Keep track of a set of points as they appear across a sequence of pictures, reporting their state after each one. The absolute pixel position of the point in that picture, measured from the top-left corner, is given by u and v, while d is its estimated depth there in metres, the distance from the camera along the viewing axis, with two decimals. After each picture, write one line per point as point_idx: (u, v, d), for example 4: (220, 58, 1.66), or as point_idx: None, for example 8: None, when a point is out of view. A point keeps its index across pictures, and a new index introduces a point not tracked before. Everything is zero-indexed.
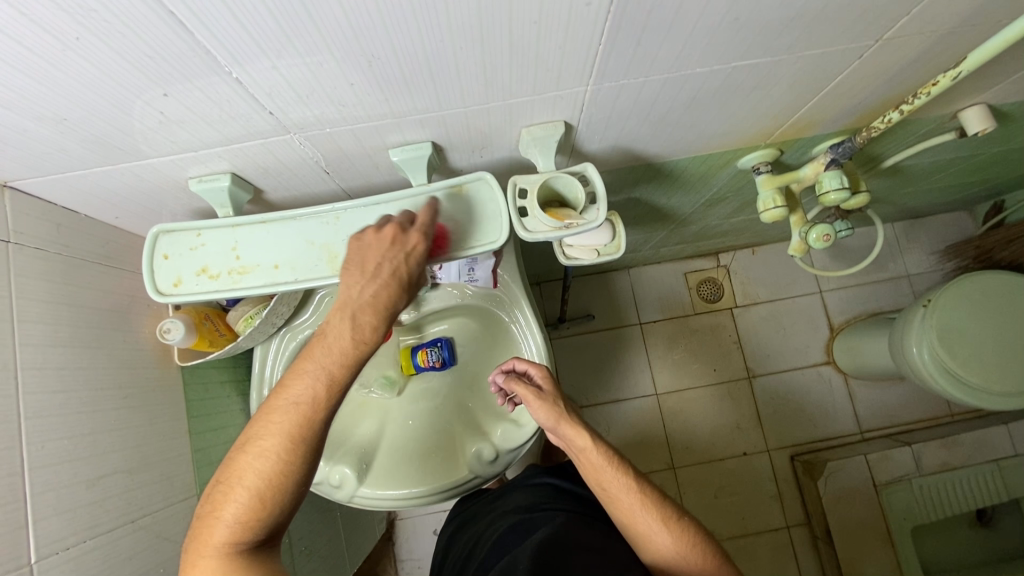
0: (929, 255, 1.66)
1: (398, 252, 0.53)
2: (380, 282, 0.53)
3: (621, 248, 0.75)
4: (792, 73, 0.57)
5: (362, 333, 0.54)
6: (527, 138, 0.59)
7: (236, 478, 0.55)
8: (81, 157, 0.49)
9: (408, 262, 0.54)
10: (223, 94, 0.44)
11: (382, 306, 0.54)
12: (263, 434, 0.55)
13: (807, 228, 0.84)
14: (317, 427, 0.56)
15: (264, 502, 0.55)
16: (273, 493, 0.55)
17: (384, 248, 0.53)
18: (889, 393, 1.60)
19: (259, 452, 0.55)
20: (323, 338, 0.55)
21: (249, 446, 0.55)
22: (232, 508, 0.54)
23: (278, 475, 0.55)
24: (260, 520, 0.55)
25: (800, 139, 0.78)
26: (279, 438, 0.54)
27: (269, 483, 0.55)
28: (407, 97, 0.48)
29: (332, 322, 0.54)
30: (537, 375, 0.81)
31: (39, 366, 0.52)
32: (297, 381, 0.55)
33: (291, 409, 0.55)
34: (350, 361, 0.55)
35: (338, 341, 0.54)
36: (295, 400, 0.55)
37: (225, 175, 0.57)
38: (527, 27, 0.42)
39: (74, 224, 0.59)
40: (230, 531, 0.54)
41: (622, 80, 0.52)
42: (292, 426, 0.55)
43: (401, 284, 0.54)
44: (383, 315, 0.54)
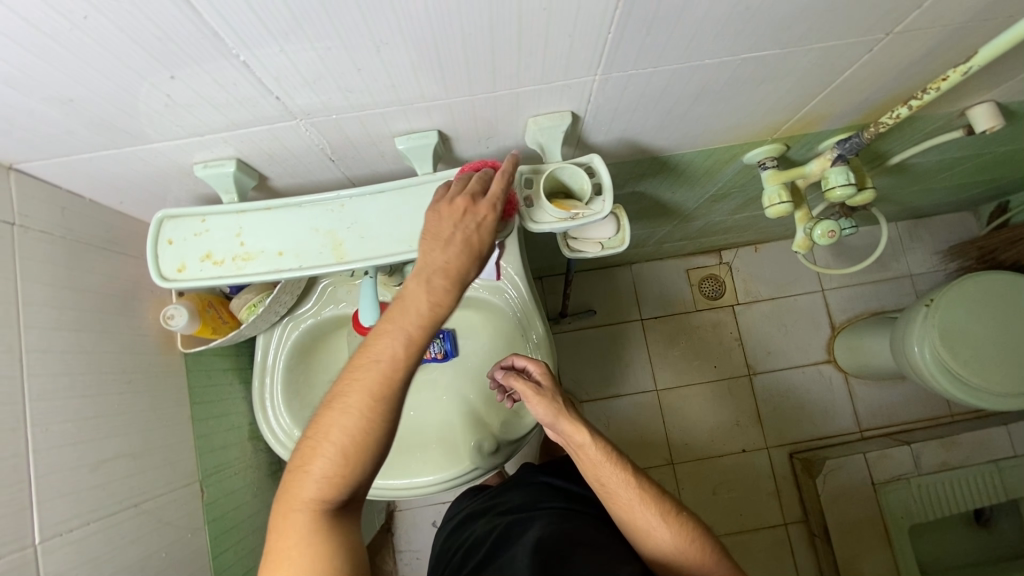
0: (932, 255, 1.66)
1: (471, 217, 0.52)
2: (457, 246, 0.52)
3: (626, 242, 0.75)
4: (802, 67, 0.57)
5: (443, 296, 0.53)
6: (534, 128, 0.59)
7: (322, 436, 0.54)
8: (87, 139, 0.49)
9: (484, 226, 0.53)
10: (230, 77, 0.43)
11: (459, 271, 0.53)
12: (347, 396, 0.54)
13: (812, 224, 0.83)
14: (400, 391, 0.55)
15: (349, 466, 0.54)
16: (356, 456, 0.54)
17: (456, 218, 0.52)
18: (889, 393, 1.60)
19: (344, 416, 0.54)
20: (405, 299, 0.53)
21: (335, 407, 0.54)
22: (320, 466, 0.53)
23: (362, 438, 0.54)
24: (346, 482, 0.54)
25: (807, 134, 0.77)
26: (362, 399, 0.54)
27: (357, 445, 0.54)
28: (415, 85, 0.48)
29: (413, 285, 0.53)
30: (535, 371, 0.80)
31: (44, 349, 0.52)
32: (382, 343, 0.54)
33: (372, 372, 0.54)
34: (429, 324, 0.54)
35: (421, 304, 0.53)
36: (381, 362, 0.54)
37: (230, 161, 0.57)
38: (538, 14, 0.42)
39: (78, 208, 0.59)
40: (319, 487, 0.53)
41: (631, 70, 0.52)
42: (373, 389, 0.54)
43: (477, 247, 0.53)
44: (461, 276, 0.53)
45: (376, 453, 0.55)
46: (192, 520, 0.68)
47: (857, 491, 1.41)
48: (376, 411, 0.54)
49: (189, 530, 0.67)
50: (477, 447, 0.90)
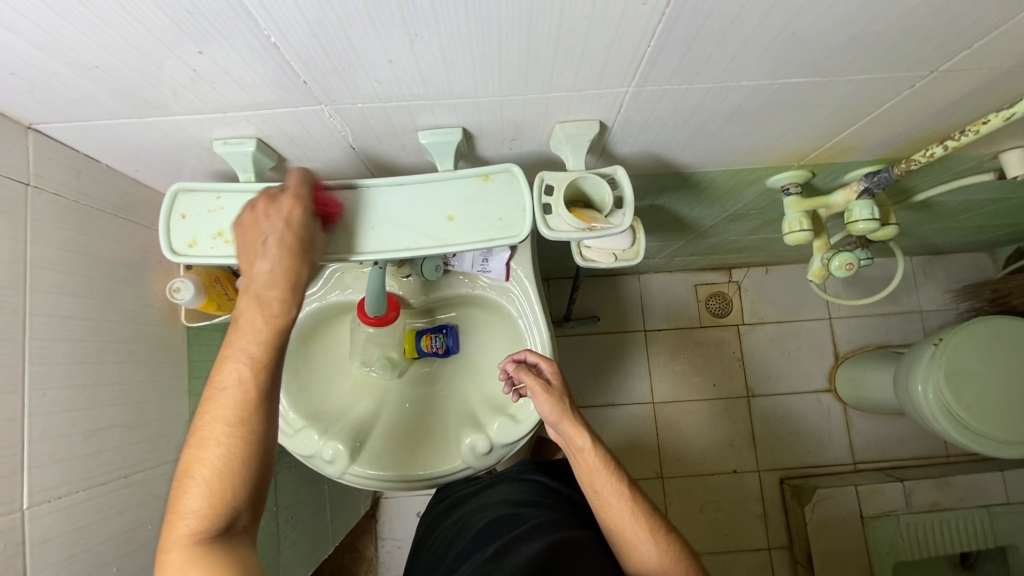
0: (943, 293, 1.65)
1: (278, 216, 0.53)
2: (274, 248, 0.53)
3: (639, 255, 0.75)
4: (840, 97, 0.55)
5: (278, 307, 0.54)
6: (559, 134, 0.57)
7: (190, 472, 0.52)
8: (108, 107, 0.48)
9: (294, 216, 0.53)
10: (257, 57, 0.42)
11: (281, 275, 0.53)
12: (201, 430, 0.52)
13: (830, 255, 0.82)
14: (262, 408, 0.54)
15: (222, 494, 0.51)
16: (223, 484, 0.51)
17: (267, 217, 0.53)
18: (887, 428, 1.59)
19: (207, 446, 0.51)
20: (241, 319, 0.54)
21: (197, 444, 0.52)
22: (191, 501, 0.51)
23: (226, 465, 0.52)
24: (222, 507, 0.51)
25: (834, 164, 0.76)
26: (218, 429, 0.52)
27: (229, 469, 0.52)
28: (445, 80, 0.47)
29: (247, 303, 0.53)
30: (547, 370, 0.80)
31: (47, 313, 0.51)
32: (228, 367, 0.53)
33: (223, 401, 0.52)
34: (274, 337, 0.54)
35: (261, 320, 0.54)
36: (229, 387, 0.53)
37: (251, 140, 0.56)
38: (578, 21, 0.40)
39: (94, 172, 0.59)
40: (194, 520, 0.50)
41: (667, 84, 0.50)
42: (228, 412, 0.52)
43: (292, 241, 0.53)
44: (292, 283, 0.54)
45: (249, 476, 0.53)
46: None
47: (847, 523, 1.41)
48: (242, 431, 0.52)
49: None
50: (469, 449, 0.85)
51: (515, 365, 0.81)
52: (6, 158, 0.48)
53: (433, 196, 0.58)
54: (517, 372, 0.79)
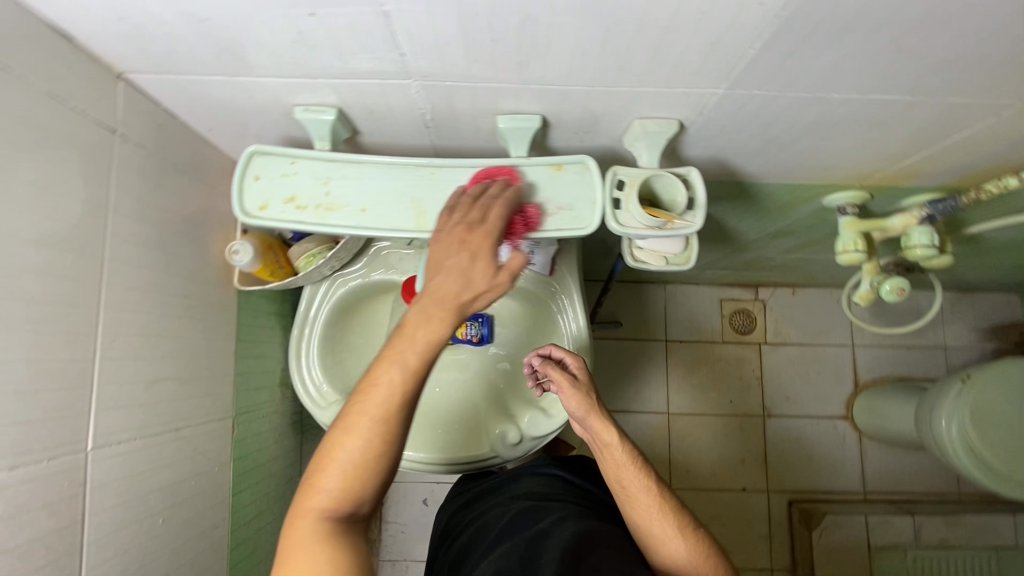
0: (970, 331, 1.63)
1: (468, 247, 0.54)
2: (456, 275, 0.54)
3: (691, 260, 0.74)
4: (924, 118, 0.55)
5: (445, 323, 0.55)
6: (638, 130, 0.57)
7: (330, 456, 0.54)
8: (204, 61, 0.49)
9: (482, 254, 0.54)
10: (366, 25, 0.43)
11: (455, 301, 0.55)
12: (349, 420, 0.54)
13: (880, 278, 0.81)
14: (403, 415, 0.55)
15: (353, 484, 0.54)
16: (360, 476, 0.54)
17: (455, 246, 0.54)
18: (901, 460, 1.57)
19: (352, 435, 0.54)
20: (408, 324, 0.55)
21: (341, 432, 0.55)
22: (327, 481, 0.54)
23: (365, 459, 0.54)
24: (351, 497, 0.54)
25: (895, 188, 0.76)
26: (363, 425, 0.54)
27: (365, 467, 0.54)
28: (542, 65, 0.47)
29: (418, 313, 0.55)
30: (572, 364, 0.79)
31: (123, 262, 0.52)
32: (384, 369, 0.55)
33: (370, 400, 0.54)
34: (430, 351, 0.55)
35: (426, 334, 0.55)
36: (380, 389, 0.54)
37: (331, 109, 0.56)
38: (692, 17, 0.41)
39: (172, 127, 0.59)
40: (328, 498, 0.54)
41: (757, 89, 0.50)
42: (375, 412, 0.54)
43: (475, 278, 0.55)
44: (462, 304, 0.55)
45: (378, 474, 0.55)
46: (221, 454, 0.67)
47: (853, 550, 1.45)
48: (384, 433, 0.54)
49: (217, 464, 0.67)
50: (500, 438, 0.89)
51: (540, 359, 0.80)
52: (99, 103, 0.49)
53: (504, 183, 0.59)
54: (543, 366, 0.78)
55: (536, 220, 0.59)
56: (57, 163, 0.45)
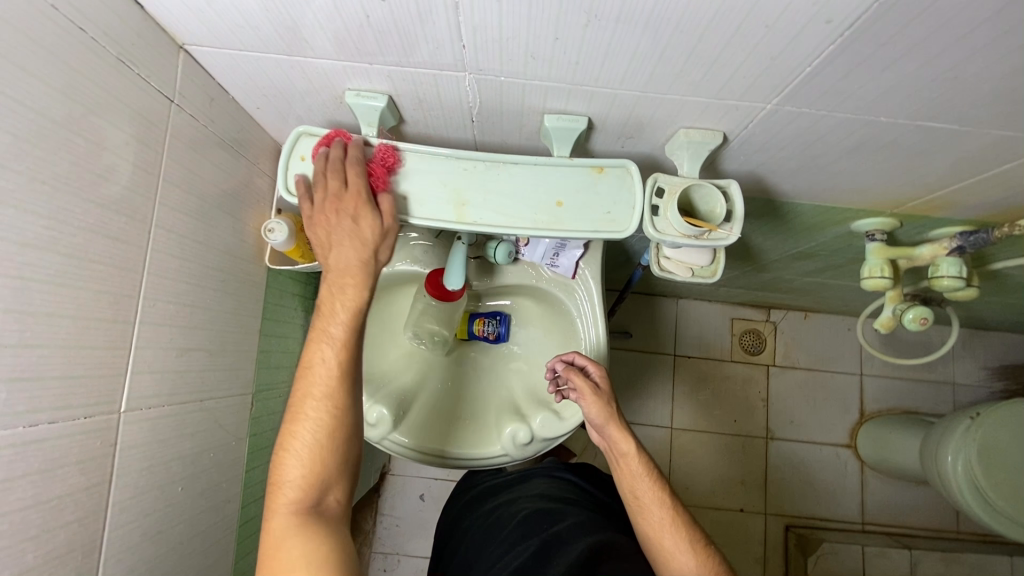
0: (979, 370, 1.63)
1: (353, 214, 0.56)
2: (347, 242, 0.57)
3: (718, 274, 0.71)
4: (967, 148, 0.55)
5: (358, 293, 0.58)
6: (682, 139, 0.58)
7: (285, 446, 0.57)
8: (266, 39, 0.50)
9: (362, 215, 0.56)
10: (433, 14, 0.44)
11: (359, 267, 0.57)
12: (295, 407, 0.57)
13: (903, 306, 0.82)
14: (345, 387, 0.59)
15: (318, 465, 0.57)
16: (321, 454, 0.57)
17: (336, 215, 0.56)
18: (901, 493, 1.56)
19: (300, 421, 0.57)
20: (323, 303, 0.58)
21: (291, 420, 0.57)
22: (289, 471, 0.56)
23: (322, 438, 0.57)
24: (317, 476, 0.56)
25: (925, 218, 0.76)
26: (309, 405, 0.57)
27: (322, 442, 0.57)
28: (598, 67, 0.48)
29: (327, 289, 0.58)
30: (595, 373, 0.81)
31: (168, 229, 0.53)
32: (315, 348, 0.58)
33: (311, 381, 0.57)
34: (355, 320, 0.58)
35: (347, 309, 0.58)
36: (317, 367, 0.57)
37: (382, 96, 0.57)
38: (757, 28, 0.42)
39: (223, 102, 0.60)
40: (296, 488, 0.55)
41: (807, 107, 0.51)
42: (320, 392, 0.57)
43: (365, 237, 0.56)
44: (367, 270, 0.58)
45: (337, 451, 0.58)
46: (239, 429, 0.68)
47: None
48: (332, 404, 0.57)
49: (234, 438, 0.67)
50: (510, 437, 0.85)
51: (563, 365, 0.82)
52: (159, 71, 0.50)
53: (545, 180, 0.59)
54: (567, 372, 0.80)
55: (393, 159, 0.57)
56: (118, 126, 0.46)
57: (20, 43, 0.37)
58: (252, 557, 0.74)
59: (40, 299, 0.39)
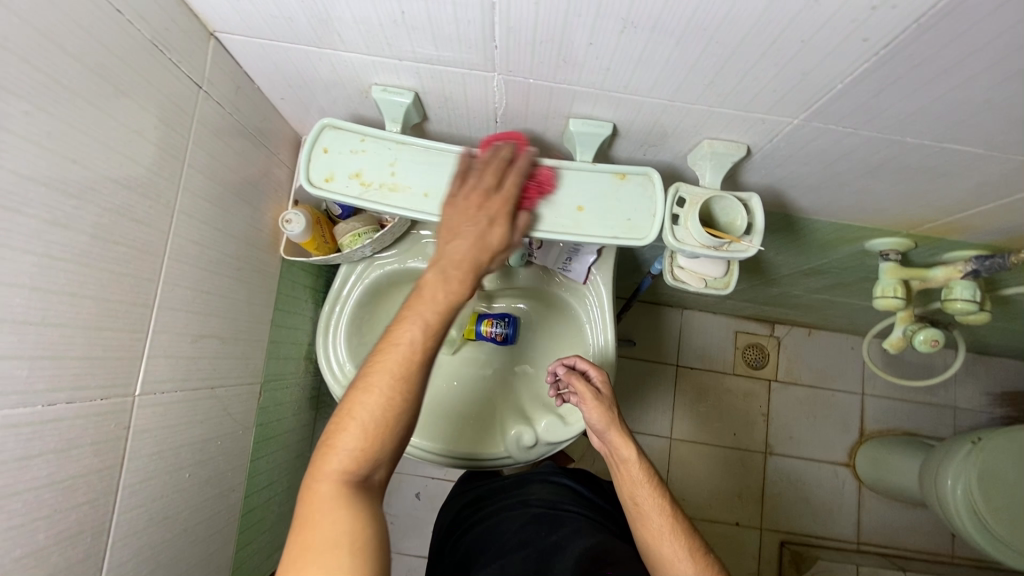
0: (981, 395, 1.63)
1: (485, 215, 0.55)
2: (470, 240, 0.55)
3: (731, 286, 0.71)
4: (990, 173, 0.56)
5: (460, 287, 0.56)
6: (706, 150, 0.58)
7: (351, 412, 0.53)
8: (298, 31, 0.50)
9: (501, 220, 0.56)
10: (469, 13, 0.44)
11: (470, 265, 0.56)
12: (370, 376, 0.54)
13: (914, 327, 0.83)
14: (423, 372, 0.55)
15: (373, 442, 0.53)
16: (382, 435, 0.53)
17: (472, 212, 0.55)
18: (898, 515, 1.56)
19: (372, 392, 0.53)
20: (425, 289, 0.56)
21: (361, 388, 0.54)
22: (346, 441, 0.52)
23: (387, 418, 0.53)
24: (371, 455, 0.53)
25: (940, 240, 0.76)
26: (385, 379, 0.53)
27: (386, 423, 0.53)
28: (628, 74, 0.48)
29: (434, 277, 0.55)
30: (596, 377, 0.80)
31: (190, 215, 0.53)
32: (405, 325, 0.55)
33: (393, 357, 0.54)
34: (447, 313, 0.56)
35: (442, 294, 0.55)
36: (402, 346, 0.54)
37: (408, 92, 0.57)
38: (792, 43, 0.42)
39: (249, 91, 0.60)
40: (350, 459, 0.52)
41: (833, 124, 0.51)
42: (397, 367, 0.54)
43: (489, 246, 0.56)
44: (475, 268, 0.56)
45: (396, 435, 0.54)
46: (246, 418, 0.67)
47: None
48: (404, 387, 0.54)
49: (242, 427, 0.66)
50: (515, 439, 0.86)
51: (565, 369, 0.81)
52: (191, 57, 0.50)
53: (568, 184, 0.59)
54: (568, 376, 0.79)
55: (547, 184, 0.58)
56: (149, 110, 0.46)
57: (61, 23, 0.37)
58: (252, 548, 0.74)
59: (64, 279, 0.39)
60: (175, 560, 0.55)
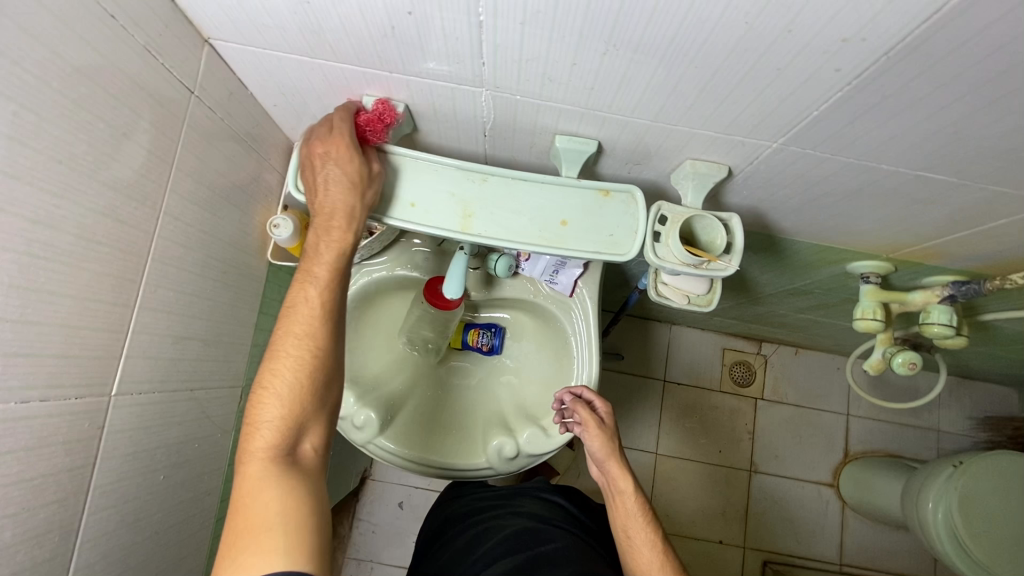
0: (965, 419, 1.64)
1: (336, 159, 0.55)
2: (337, 185, 0.55)
3: (713, 304, 0.72)
4: (963, 202, 0.57)
5: (345, 236, 0.57)
6: (688, 170, 0.60)
7: (265, 386, 0.55)
8: (291, 40, 0.51)
9: (344, 157, 0.55)
10: (458, 31, 0.45)
11: (347, 210, 0.56)
12: (278, 342, 0.55)
13: (893, 349, 0.84)
14: (332, 326, 0.57)
15: (293, 407, 0.55)
16: (299, 393, 0.55)
17: (323, 157, 0.55)
18: (881, 537, 1.56)
19: (281, 358, 0.55)
20: (310, 246, 0.57)
21: (270, 359, 0.55)
22: (268, 412, 0.54)
23: (301, 377, 0.55)
24: (292, 419, 0.55)
25: (919, 265, 0.77)
26: (292, 341, 0.55)
27: (303, 380, 0.55)
28: (612, 93, 0.50)
29: (316, 233, 0.57)
30: (601, 410, 0.82)
31: (176, 219, 0.53)
32: (301, 288, 0.56)
33: (295, 319, 0.56)
34: (344, 260, 0.58)
35: (334, 252, 0.57)
36: (302, 306, 0.56)
37: (398, 104, 0.58)
38: (768, 70, 0.43)
39: (242, 97, 0.61)
40: (272, 430, 0.54)
41: (811, 149, 0.52)
42: (303, 327, 0.56)
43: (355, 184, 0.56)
44: (354, 211, 0.57)
45: (316, 391, 0.57)
46: (225, 422, 0.67)
47: None
48: (315, 344, 0.56)
49: (220, 431, 0.66)
50: (495, 450, 0.85)
51: (572, 397, 0.83)
52: (184, 62, 0.51)
53: (552, 198, 0.60)
54: (574, 403, 0.81)
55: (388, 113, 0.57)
56: (139, 112, 0.46)
57: (51, 24, 0.37)
58: None
59: (45, 278, 0.39)
60: (145, 562, 0.55)
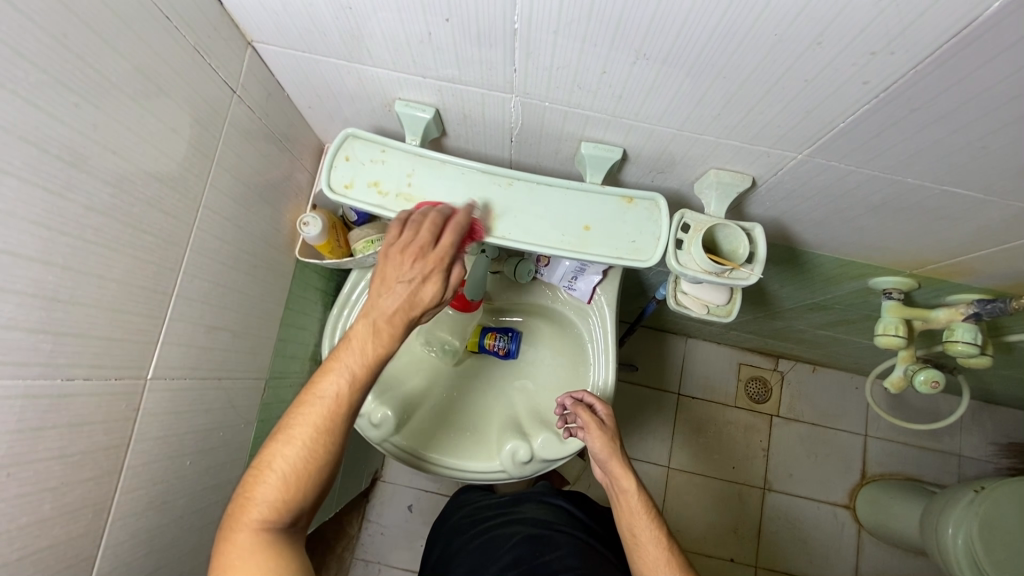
0: (987, 444, 1.60)
1: (420, 276, 0.55)
2: (401, 299, 0.55)
3: (733, 314, 0.71)
4: (989, 218, 0.57)
5: (384, 341, 0.56)
6: (712, 179, 0.60)
7: (269, 464, 0.53)
8: (331, 44, 0.53)
9: (425, 280, 0.56)
10: (491, 39, 0.47)
11: (402, 319, 0.56)
12: (292, 426, 0.54)
13: (915, 367, 0.83)
14: (345, 416, 0.56)
15: (294, 494, 0.54)
16: (301, 483, 0.54)
17: (405, 266, 0.55)
18: (898, 562, 1.52)
19: (293, 442, 0.54)
20: (352, 336, 0.55)
21: (280, 439, 0.54)
22: (267, 492, 0.53)
23: (310, 468, 0.54)
24: (292, 506, 0.54)
25: (943, 282, 0.76)
26: (307, 429, 0.54)
27: (308, 471, 0.54)
28: (639, 101, 0.51)
29: (365, 328, 0.55)
30: (601, 411, 0.82)
31: (214, 212, 0.55)
32: (326, 375, 0.55)
33: (316, 408, 0.54)
34: (376, 363, 0.56)
35: (369, 351, 0.55)
36: (326, 397, 0.55)
37: (430, 109, 0.60)
38: (796, 82, 0.44)
39: (280, 98, 0.63)
40: (269, 510, 0.53)
41: (836, 161, 0.53)
42: (320, 417, 0.54)
43: (420, 302, 0.56)
44: (408, 323, 0.57)
45: (319, 483, 0.55)
46: (249, 413, 0.69)
47: None
48: (328, 435, 0.55)
49: (244, 421, 0.68)
50: (509, 454, 0.84)
51: (573, 400, 0.83)
52: (228, 63, 0.53)
53: (576, 204, 0.61)
54: (575, 407, 0.81)
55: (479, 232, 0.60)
56: (185, 109, 0.48)
57: (116, 25, 0.40)
58: None
59: (93, 261, 0.41)
60: (169, 546, 0.56)
